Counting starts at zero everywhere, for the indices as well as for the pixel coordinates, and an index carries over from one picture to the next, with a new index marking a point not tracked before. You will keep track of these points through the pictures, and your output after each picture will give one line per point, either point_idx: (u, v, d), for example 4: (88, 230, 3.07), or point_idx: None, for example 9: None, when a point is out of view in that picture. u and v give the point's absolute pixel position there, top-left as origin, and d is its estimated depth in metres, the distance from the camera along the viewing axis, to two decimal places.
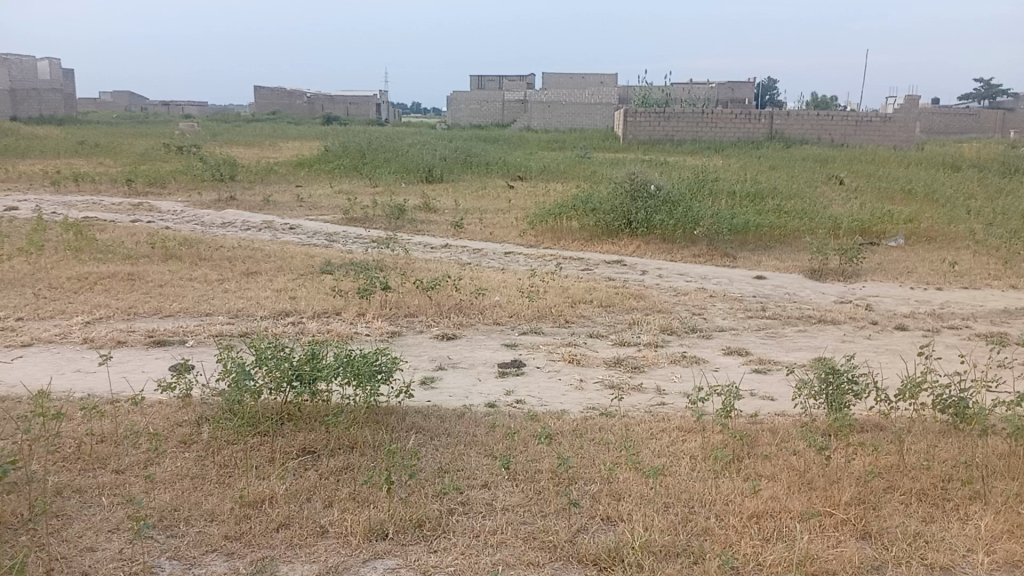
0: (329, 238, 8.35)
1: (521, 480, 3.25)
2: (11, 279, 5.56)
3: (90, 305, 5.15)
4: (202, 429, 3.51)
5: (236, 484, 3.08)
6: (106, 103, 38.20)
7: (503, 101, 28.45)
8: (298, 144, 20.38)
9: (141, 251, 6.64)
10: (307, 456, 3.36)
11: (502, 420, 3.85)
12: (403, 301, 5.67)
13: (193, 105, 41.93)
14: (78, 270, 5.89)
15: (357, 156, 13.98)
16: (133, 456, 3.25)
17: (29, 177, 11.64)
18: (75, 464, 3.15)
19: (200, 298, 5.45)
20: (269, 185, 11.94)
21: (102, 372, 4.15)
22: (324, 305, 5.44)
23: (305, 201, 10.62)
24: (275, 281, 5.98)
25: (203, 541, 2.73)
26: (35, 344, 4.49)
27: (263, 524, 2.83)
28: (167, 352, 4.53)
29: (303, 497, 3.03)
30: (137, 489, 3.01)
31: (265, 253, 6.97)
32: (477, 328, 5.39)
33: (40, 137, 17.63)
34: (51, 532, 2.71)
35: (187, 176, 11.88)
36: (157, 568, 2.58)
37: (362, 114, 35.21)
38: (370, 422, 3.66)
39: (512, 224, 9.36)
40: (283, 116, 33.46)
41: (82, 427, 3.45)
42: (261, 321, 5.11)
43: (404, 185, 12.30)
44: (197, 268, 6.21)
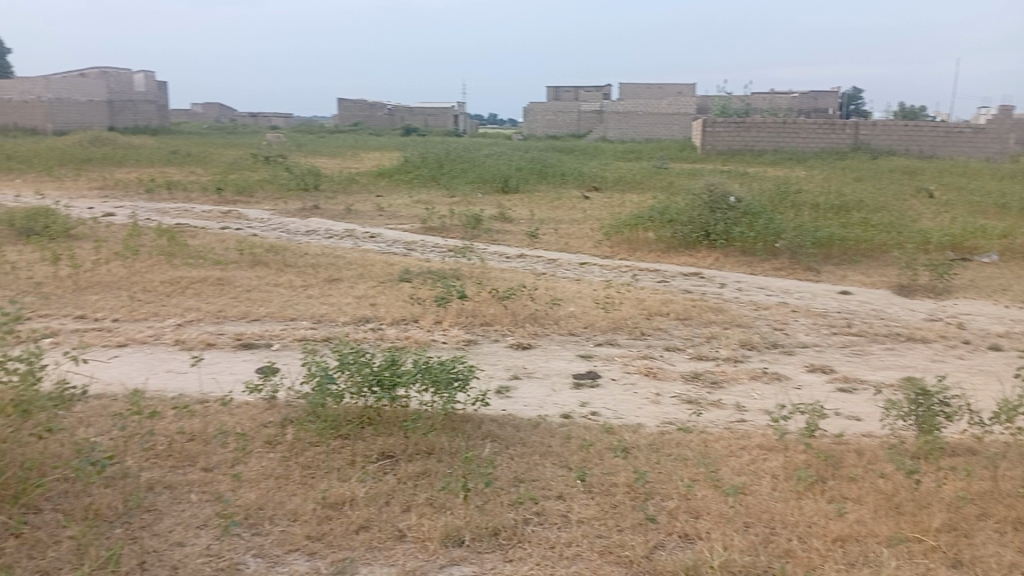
0: (407, 247, 8.48)
1: (596, 493, 3.21)
2: (110, 282, 5.85)
3: (181, 308, 5.37)
4: (285, 430, 3.61)
5: (318, 485, 3.15)
6: (198, 115, 39.84)
7: (579, 112, 28.44)
8: (378, 154, 20.86)
9: (230, 257, 6.89)
10: (386, 460, 3.41)
11: (578, 432, 3.83)
12: (480, 310, 5.72)
13: (279, 116, 43.43)
14: (171, 274, 6.15)
15: (435, 166, 14.19)
16: (220, 455, 3.36)
17: (126, 185, 12.24)
18: (166, 460, 3.28)
19: (285, 304, 5.62)
20: (350, 194, 12.23)
21: (193, 373, 4.32)
22: (402, 313, 5.54)
23: (384, 210, 10.82)
24: (356, 288, 6.12)
25: (285, 541, 2.80)
26: (131, 344, 4.71)
27: (344, 526, 2.89)
28: (254, 354, 4.68)
29: (382, 500, 3.08)
30: (225, 487, 3.12)
31: (347, 260, 7.14)
32: (553, 338, 5.39)
33: (137, 147, 18.53)
34: (144, 525, 2.82)
35: (273, 185, 12.29)
36: (243, 565, 2.66)
37: (440, 124, 35.74)
38: (446, 429, 3.70)
39: (588, 235, 9.32)
40: (364, 127, 34.27)
41: (173, 425, 3.59)
42: (342, 326, 5.23)
43: (481, 195, 12.40)
44: (282, 275, 6.41)
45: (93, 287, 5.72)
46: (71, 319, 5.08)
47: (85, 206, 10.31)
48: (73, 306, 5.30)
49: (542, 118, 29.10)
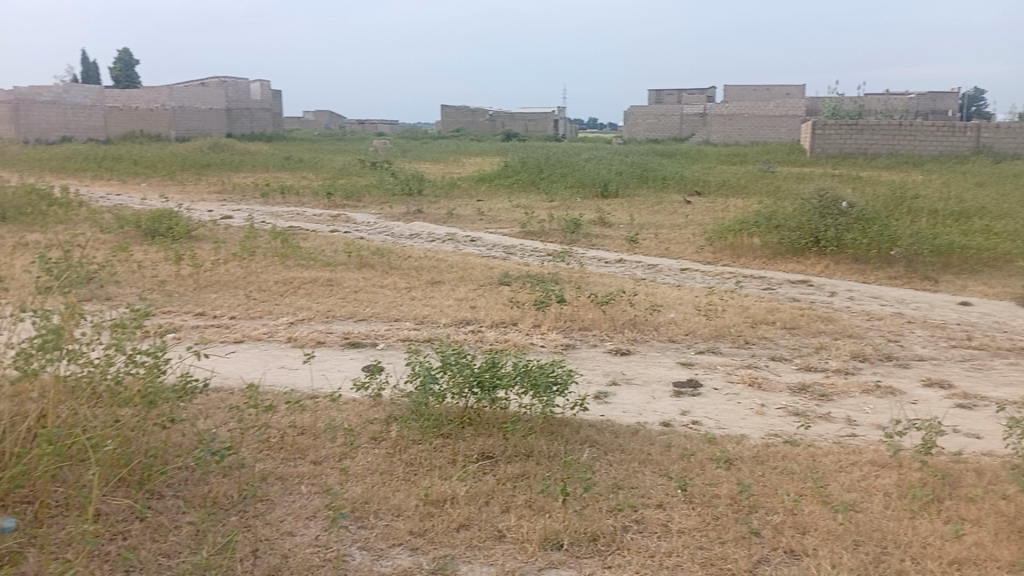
0: (507, 251, 8.56)
1: (698, 504, 3.16)
2: (229, 281, 6.18)
3: (293, 308, 5.61)
4: (390, 428, 3.72)
5: (421, 482, 3.23)
6: (309, 122, 41.46)
7: (682, 115, 27.99)
8: (480, 159, 21.16)
9: (339, 259, 7.15)
10: (485, 460, 3.45)
11: (679, 441, 3.77)
12: (579, 315, 5.71)
13: (385, 123, 44.70)
14: (284, 275, 6.43)
15: (535, 171, 14.25)
16: (328, 449, 3.49)
17: (243, 189, 12.87)
18: (279, 452, 3.43)
19: (390, 304, 5.78)
20: (452, 199, 12.45)
21: (304, 370, 4.51)
22: (502, 316, 5.59)
23: (485, 215, 10.96)
24: (457, 290, 6.23)
25: (389, 535, 2.88)
26: (246, 341, 4.95)
27: (445, 523, 2.94)
28: (360, 353, 4.84)
29: (482, 500, 3.12)
30: (333, 480, 3.23)
31: (449, 263, 7.28)
32: (653, 345, 5.32)
33: (254, 153, 19.46)
34: (258, 514, 2.95)
35: (379, 190, 12.65)
36: (349, 557, 2.75)
37: (540, 130, 35.88)
38: (546, 432, 3.71)
39: (689, 240, 9.16)
40: (466, 133, 34.83)
41: (286, 419, 3.76)
42: (444, 328, 5.33)
43: (581, 200, 12.37)
44: (388, 276, 6.61)
45: (213, 285, 6.05)
46: (193, 315, 5.39)
47: (205, 209, 10.91)
48: (194, 303, 5.62)
49: (643, 122, 28.80)
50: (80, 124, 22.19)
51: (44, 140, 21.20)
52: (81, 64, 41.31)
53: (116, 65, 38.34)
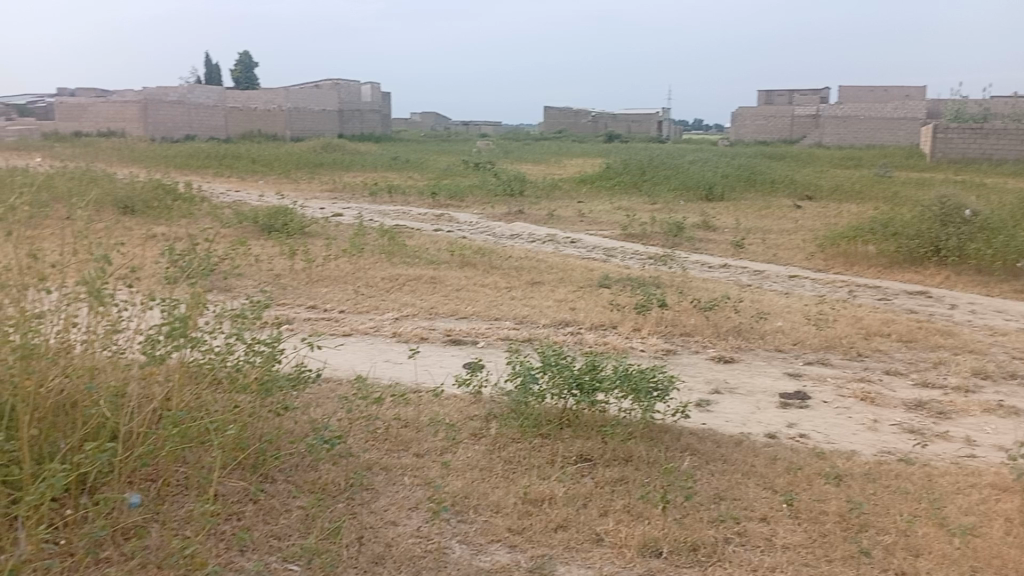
0: (608, 253, 8.52)
1: (803, 519, 3.06)
2: (338, 276, 6.41)
3: (399, 304, 5.77)
4: (490, 425, 3.78)
5: (520, 481, 3.26)
6: (414, 123, 42.51)
7: (792, 117, 27.13)
8: (582, 161, 21.13)
9: (442, 257, 7.30)
10: (584, 462, 3.46)
11: (784, 454, 3.67)
12: (681, 320, 5.63)
13: (489, 124, 45.27)
14: (390, 272, 6.62)
15: (638, 173, 14.11)
16: (430, 443, 3.57)
17: (352, 188, 13.32)
18: (383, 443, 3.53)
19: (491, 303, 5.86)
20: (554, 200, 12.50)
21: (409, 365, 4.63)
22: (602, 318, 5.58)
23: (586, 216, 10.93)
24: (558, 292, 6.25)
25: (488, 531, 2.92)
26: (354, 334, 5.13)
27: (543, 523, 2.97)
28: (462, 351, 4.93)
29: (580, 502, 3.13)
30: (434, 474, 3.31)
31: (549, 264, 7.31)
32: (758, 353, 5.19)
33: (362, 152, 20.08)
34: (363, 503, 3.05)
35: (481, 190, 12.84)
36: (450, 549, 2.81)
37: (643, 131, 35.45)
38: (646, 438, 3.68)
39: (799, 246, 8.86)
40: (568, 134, 34.85)
41: (391, 411, 3.88)
42: (543, 329, 5.36)
43: (684, 203, 12.17)
44: (489, 276, 6.70)
45: (323, 280, 6.29)
46: (305, 308, 5.62)
47: (317, 206, 11.34)
48: (306, 296, 5.86)
49: (751, 123, 28.08)
50: (203, 124, 23.41)
51: (170, 137, 22.47)
52: (207, 68, 43.82)
53: (235, 67, 40.35)
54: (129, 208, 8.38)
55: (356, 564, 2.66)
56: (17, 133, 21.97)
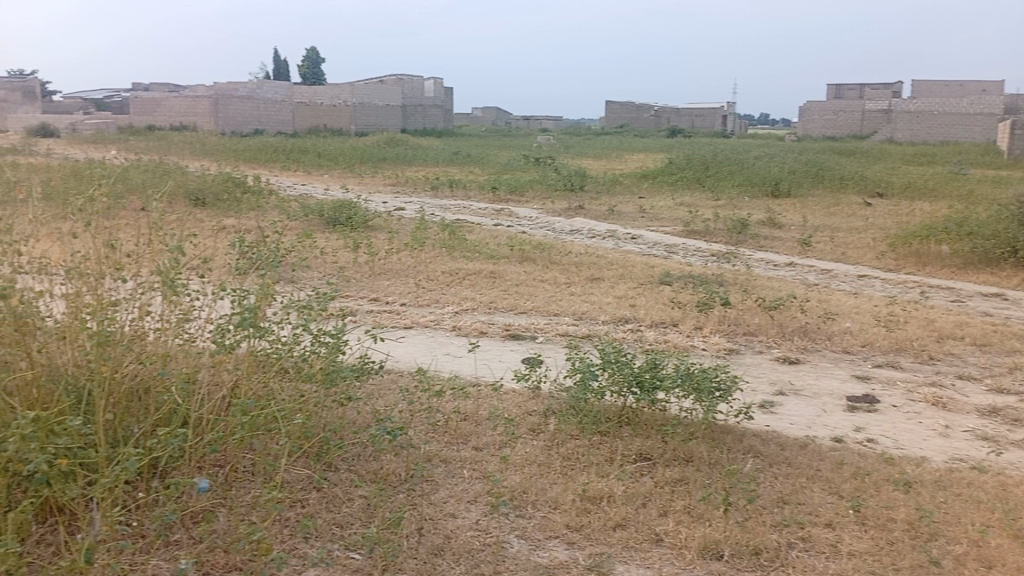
0: (669, 250, 8.42)
1: (870, 526, 2.98)
2: (399, 269, 6.49)
3: (459, 297, 5.82)
4: (549, 421, 3.77)
5: (578, 477, 3.25)
6: (475, 118, 42.77)
7: (862, 112, 26.38)
8: (644, 156, 20.93)
9: (502, 252, 7.32)
10: (643, 461, 3.43)
11: (850, 458, 3.57)
12: (744, 319, 5.53)
13: (550, 119, 45.20)
14: (451, 266, 6.67)
15: (701, 168, 13.91)
16: (489, 437, 3.59)
17: (414, 182, 13.48)
18: (443, 436, 3.57)
19: (551, 299, 5.86)
20: (615, 196, 12.42)
21: (468, 359, 4.67)
22: (663, 316, 5.51)
23: (647, 212, 10.84)
24: (618, 288, 6.20)
25: (547, 527, 2.92)
26: (415, 327, 5.19)
27: (601, 521, 2.95)
28: (521, 346, 4.94)
29: (639, 501, 3.10)
30: (493, 467, 3.33)
31: (610, 260, 7.27)
32: (824, 355, 5.06)
33: (424, 147, 20.28)
34: (423, 494, 3.08)
35: (542, 185, 12.85)
36: (508, 544, 2.82)
37: (706, 126, 34.91)
38: (708, 438, 3.63)
39: (868, 245, 8.61)
40: (630, 129, 34.55)
41: (450, 404, 3.91)
42: (603, 325, 5.33)
43: (749, 199, 11.95)
44: (549, 271, 6.69)
45: (385, 273, 6.37)
46: (367, 300, 5.71)
47: (380, 200, 11.50)
48: (369, 289, 5.96)
49: (819, 118, 27.39)
50: (271, 118, 23.98)
51: (240, 132, 23.09)
52: (275, 64, 44.94)
53: (302, 63, 41.25)
54: (200, 201, 8.63)
55: (416, 554, 2.69)
56: (95, 127, 22.86)
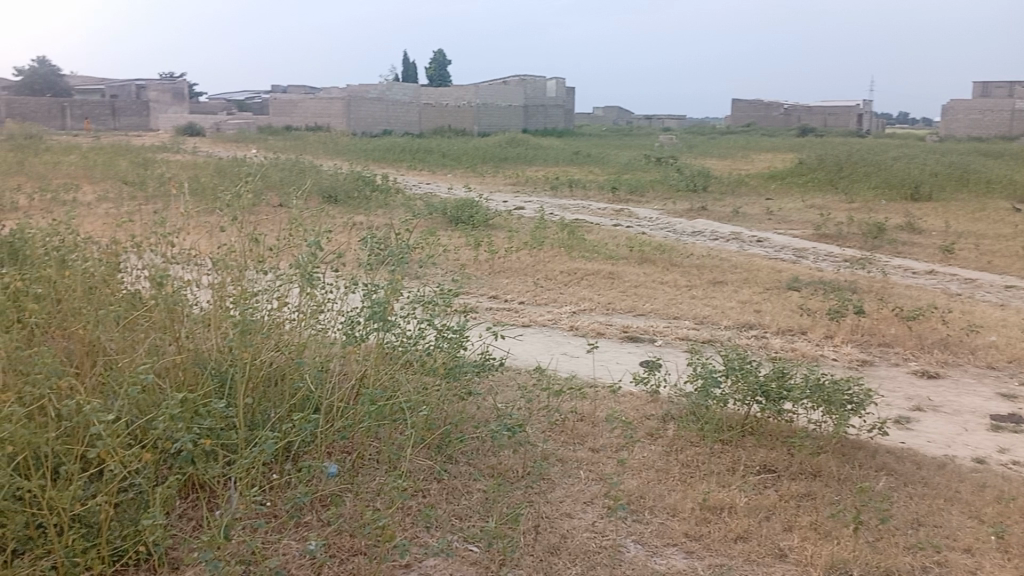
0: (798, 254, 8.10)
1: (1016, 555, 2.76)
2: (519, 268, 6.56)
3: (577, 297, 5.81)
4: (667, 425, 3.71)
5: (698, 486, 3.18)
6: (597, 118, 42.81)
7: (1014, 111, 24.53)
8: (772, 156, 20.25)
9: (622, 253, 7.27)
10: (767, 474, 3.32)
11: (994, 481, 3.33)
12: (878, 329, 5.25)
13: (672, 118, 44.44)
14: (570, 265, 6.67)
15: (834, 168, 13.31)
16: (606, 439, 3.57)
17: (534, 181, 13.58)
18: (560, 435, 3.57)
19: (671, 301, 5.76)
20: (740, 197, 12.09)
21: (586, 359, 4.67)
22: (790, 323, 5.31)
23: (774, 214, 10.48)
24: (742, 292, 6.03)
25: (665, 534, 2.88)
26: (533, 326, 5.23)
27: (721, 532, 2.88)
28: (640, 348, 4.88)
29: (762, 514, 3.00)
30: (610, 470, 3.30)
31: (733, 264, 7.07)
32: (966, 370, 4.74)
33: (545, 147, 20.42)
34: (540, 492, 3.10)
35: (664, 185, 12.66)
36: (625, 548, 2.79)
37: (839, 125, 33.40)
38: (837, 453, 3.48)
39: (1019, 254, 7.99)
40: (757, 128, 33.49)
41: (568, 404, 3.92)
42: (725, 330, 5.19)
43: (886, 202, 11.32)
44: (669, 273, 6.59)
45: (505, 271, 6.45)
46: (487, 297, 5.80)
47: (500, 199, 11.65)
48: (489, 286, 6.05)
49: (965, 118, 25.68)
50: (398, 119, 24.75)
51: (369, 131, 23.97)
52: (403, 66, 46.49)
53: (430, 65, 42.50)
54: (333, 198, 9.01)
55: (532, 552, 2.71)
56: (238, 127, 24.35)
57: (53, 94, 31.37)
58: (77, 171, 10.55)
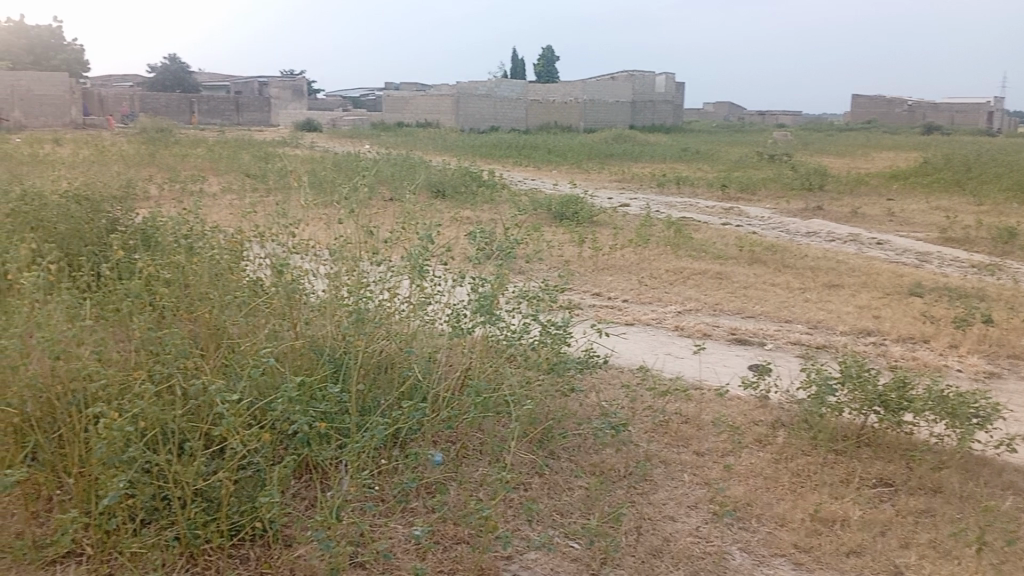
0: (921, 258, 7.67)
1: None
2: (623, 265, 6.49)
3: (683, 297, 5.70)
4: (777, 432, 3.59)
5: (809, 496, 3.06)
6: (708, 113, 42.00)
7: None
8: (894, 155, 19.26)
9: (731, 252, 7.08)
10: (883, 488, 3.17)
11: None
12: (1009, 340, 4.91)
13: (786, 114, 43.00)
14: (677, 264, 6.55)
15: (962, 168, 12.55)
16: (712, 443, 3.48)
17: (641, 178, 13.42)
18: (664, 436, 3.51)
19: (782, 304, 5.56)
20: (858, 197, 11.57)
21: (692, 360, 4.58)
22: (911, 330, 5.03)
23: (895, 216, 9.97)
24: (860, 297, 5.76)
25: (772, 543, 2.78)
26: (637, 324, 5.17)
27: (833, 545, 2.76)
28: (748, 352, 4.74)
29: (877, 529, 2.86)
30: (715, 475, 3.22)
31: (850, 267, 6.76)
32: None
33: (652, 143, 20.15)
34: (642, 493, 3.06)
35: (777, 184, 12.25)
36: (730, 555, 2.72)
37: (969, 123, 31.44)
38: (961, 469, 3.28)
39: None
40: (879, 125, 31.88)
41: (673, 405, 3.85)
42: (840, 336, 4.98)
43: (1020, 205, 10.58)
44: (781, 275, 6.36)
45: (609, 269, 6.40)
46: (591, 294, 5.77)
47: (605, 196, 11.56)
48: (592, 283, 6.02)
49: None
50: (506, 116, 24.97)
51: (477, 128, 24.28)
52: (513, 62, 46.93)
53: (539, 61, 42.77)
54: (440, 192, 9.18)
55: (633, 553, 2.68)
56: (351, 124, 25.18)
57: (183, 90, 33.30)
58: (203, 164, 11.17)
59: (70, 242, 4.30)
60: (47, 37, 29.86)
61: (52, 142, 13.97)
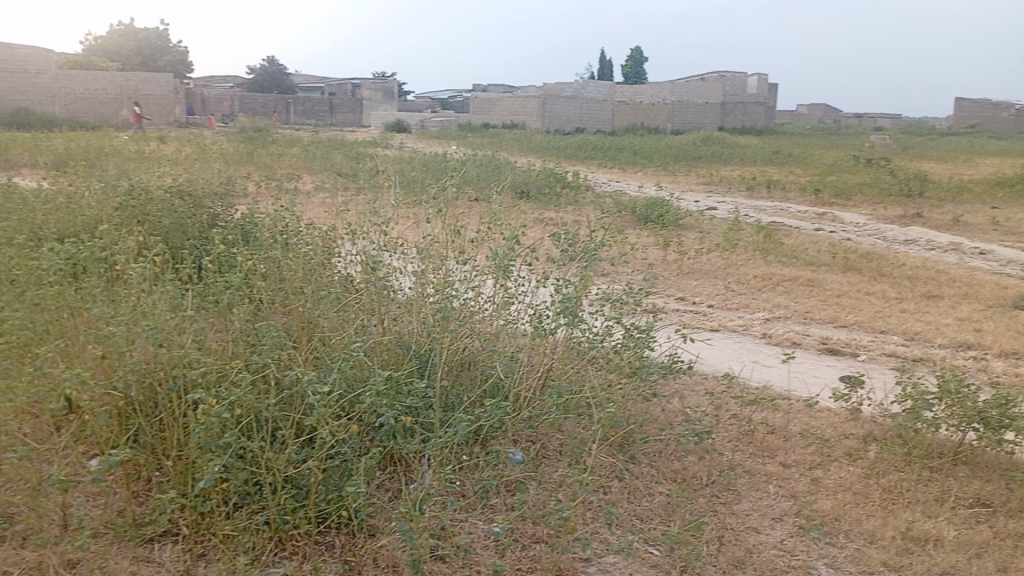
0: None
1: None
2: (709, 270, 6.38)
3: (771, 304, 5.55)
4: (869, 446, 3.46)
5: (901, 513, 2.94)
6: (801, 116, 40.81)
7: None
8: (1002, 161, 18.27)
9: (823, 259, 6.85)
10: (981, 508, 3.02)
11: None
12: None
13: (885, 117, 41.35)
14: (766, 270, 6.38)
15: None
16: (800, 455, 3.38)
17: (729, 181, 13.13)
18: (748, 446, 3.43)
19: (877, 314, 5.35)
20: (960, 204, 11.03)
21: (779, 369, 4.46)
22: (1016, 345, 4.76)
23: (1001, 224, 9.45)
24: (960, 309, 5.48)
25: (860, 560, 2.69)
26: (722, 330, 5.07)
27: (925, 565, 2.64)
28: (839, 363, 4.58)
29: (974, 551, 2.73)
30: (801, 487, 3.13)
31: (951, 277, 6.44)
32: None
33: (741, 146, 19.71)
34: (724, 502, 3.00)
35: (873, 188, 11.79)
36: (814, 570, 2.64)
37: None
38: None
39: None
40: (986, 129, 30.27)
41: (759, 414, 3.75)
42: (937, 348, 4.76)
43: None
44: (876, 283, 6.12)
45: (694, 273, 6.29)
46: (675, 298, 5.69)
47: (692, 199, 11.38)
48: (677, 287, 5.93)
49: None
50: (592, 117, 24.86)
51: (563, 129, 24.27)
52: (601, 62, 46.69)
53: (629, 62, 42.37)
54: (525, 193, 9.21)
55: (714, 562, 2.63)
56: (439, 125, 25.58)
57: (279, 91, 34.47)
58: (297, 163, 11.54)
59: (173, 236, 4.55)
60: (155, 38, 31.32)
61: (157, 140, 14.67)
